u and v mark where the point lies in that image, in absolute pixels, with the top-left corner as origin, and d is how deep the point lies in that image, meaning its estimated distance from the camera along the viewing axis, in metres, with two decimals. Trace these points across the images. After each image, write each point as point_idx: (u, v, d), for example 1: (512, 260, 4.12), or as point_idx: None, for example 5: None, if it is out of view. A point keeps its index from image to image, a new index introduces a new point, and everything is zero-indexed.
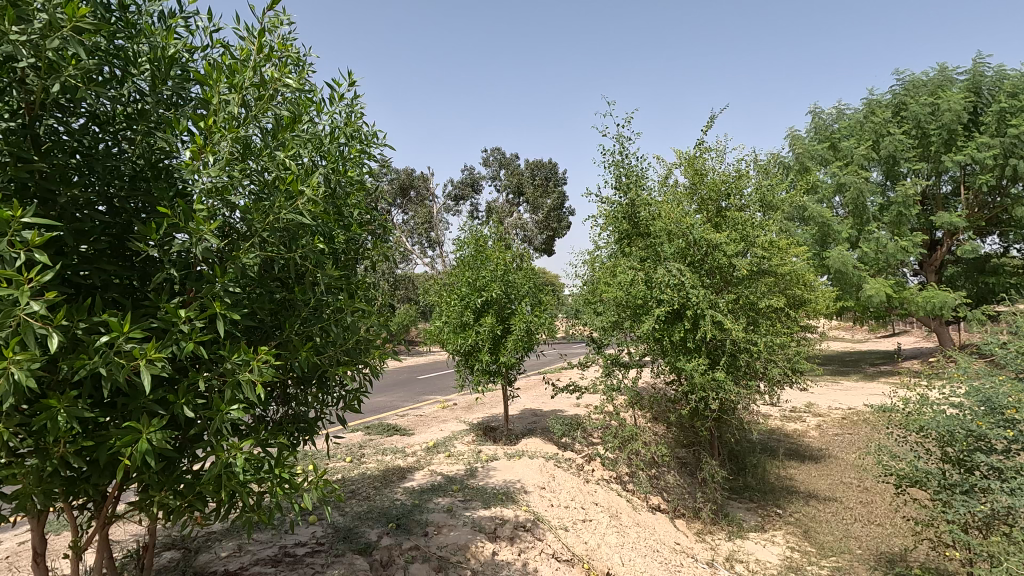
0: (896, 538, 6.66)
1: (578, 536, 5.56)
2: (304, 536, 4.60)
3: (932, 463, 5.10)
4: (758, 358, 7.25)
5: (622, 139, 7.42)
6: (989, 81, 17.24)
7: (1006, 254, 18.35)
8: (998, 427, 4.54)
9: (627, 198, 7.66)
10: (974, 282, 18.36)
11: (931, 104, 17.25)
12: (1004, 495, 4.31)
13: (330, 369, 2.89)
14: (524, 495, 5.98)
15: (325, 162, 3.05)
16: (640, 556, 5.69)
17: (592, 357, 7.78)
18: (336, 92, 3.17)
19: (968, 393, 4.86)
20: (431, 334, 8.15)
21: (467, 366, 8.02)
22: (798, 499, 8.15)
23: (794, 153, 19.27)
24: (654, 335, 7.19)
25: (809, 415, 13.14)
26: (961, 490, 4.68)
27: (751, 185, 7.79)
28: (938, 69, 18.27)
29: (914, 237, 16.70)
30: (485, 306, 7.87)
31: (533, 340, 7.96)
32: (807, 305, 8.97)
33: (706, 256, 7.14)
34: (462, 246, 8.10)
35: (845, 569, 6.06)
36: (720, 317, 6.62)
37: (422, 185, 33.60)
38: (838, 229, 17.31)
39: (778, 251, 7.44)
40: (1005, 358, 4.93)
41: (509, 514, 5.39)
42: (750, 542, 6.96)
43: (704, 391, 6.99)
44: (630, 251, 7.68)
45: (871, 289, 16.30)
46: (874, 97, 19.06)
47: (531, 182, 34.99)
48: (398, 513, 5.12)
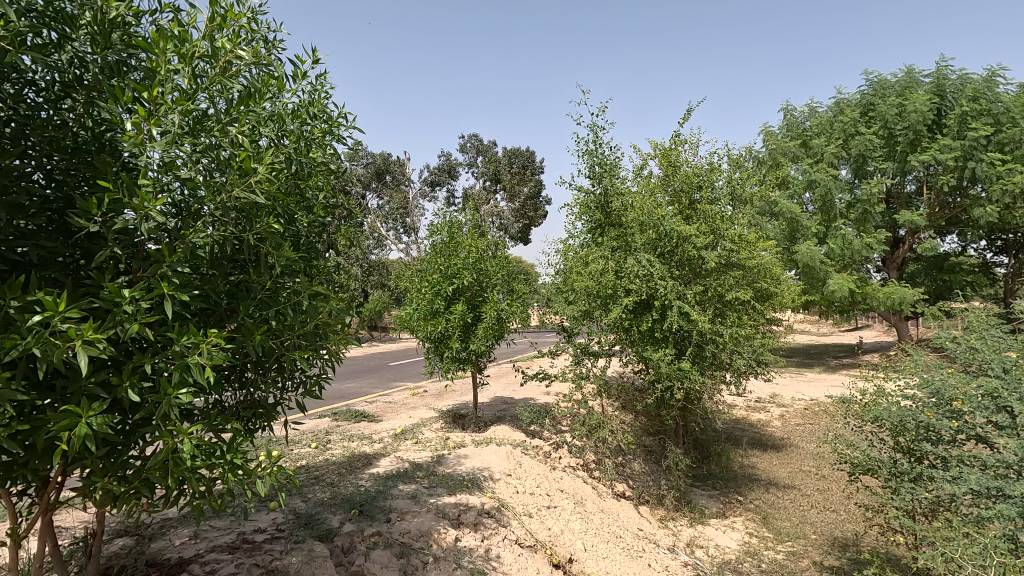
0: (849, 524, 6.88)
1: (542, 523, 5.60)
2: (264, 522, 4.55)
3: (884, 452, 5.27)
4: (723, 350, 7.37)
5: (596, 128, 7.39)
6: (954, 84, 17.74)
7: (964, 252, 19.01)
8: (945, 418, 4.67)
9: (601, 188, 7.67)
10: (932, 279, 18.99)
11: (899, 105, 17.71)
12: (946, 483, 4.43)
13: (287, 354, 2.81)
14: (489, 482, 5.99)
15: (285, 141, 2.94)
16: (602, 542, 5.78)
17: (563, 345, 7.84)
18: (300, 69, 3.07)
19: (920, 385, 4.99)
20: (402, 321, 8.07)
21: (437, 353, 7.95)
22: (758, 487, 8.37)
23: (767, 148, 19.59)
24: (622, 325, 7.25)
25: (773, 405, 13.50)
26: (908, 477, 4.84)
27: (722, 178, 7.88)
28: (905, 71, 18.74)
29: (878, 234, 17.17)
30: (456, 293, 7.82)
31: (503, 329, 7.94)
32: (773, 299, 9.15)
33: (676, 247, 7.21)
34: (434, 232, 8.03)
35: (800, 553, 6.27)
36: (687, 309, 6.70)
37: (398, 169, 33.29)
38: (807, 224, 17.81)
39: (746, 244, 7.57)
40: (954, 352, 5.04)
41: (473, 500, 5.39)
42: (711, 529, 7.12)
43: (670, 380, 7.09)
44: (602, 241, 7.70)
45: (836, 283, 16.78)
46: (844, 96, 19.47)
47: (508, 170, 34.84)
48: (362, 500, 5.09)
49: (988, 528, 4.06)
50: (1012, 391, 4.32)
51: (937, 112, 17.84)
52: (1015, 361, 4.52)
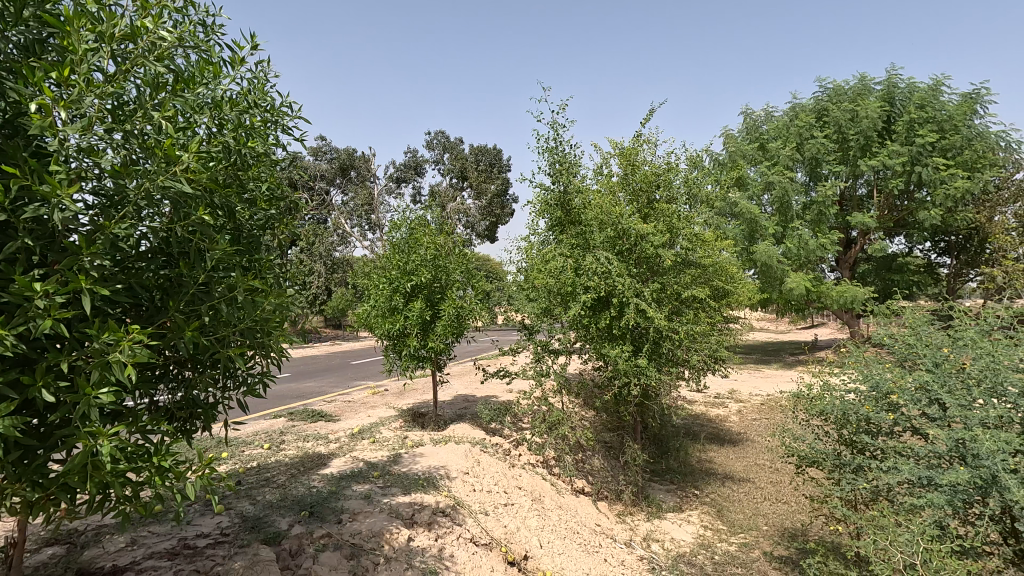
0: (799, 514, 7.09)
1: (498, 521, 5.59)
2: (208, 526, 4.38)
3: (829, 445, 5.45)
4: (680, 347, 7.50)
5: (556, 126, 7.41)
6: (902, 92, 18.50)
7: (911, 253, 19.88)
8: (883, 411, 4.89)
9: (561, 186, 7.70)
10: (881, 278, 19.80)
11: (852, 111, 18.36)
12: (882, 473, 4.61)
13: (222, 352, 2.70)
14: (446, 480, 5.94)
15: (221, 130, 2.83)
16: (558, 538, 5.80)
17: (523, 343, 7.83)
18: (238, 55, 2.96)
19: (861, 379, 5.15)
20: (359, 319, 7.92)
21: (396, 350, 7.84)
22: (714, 481, 8.56)
23: (727, 150, 20.07)
24: (581, 322, 7.30)
25: (731, 401, 13.85)
26: (850, 469, 5.02)
27: (680, 178, 8.00)
28: (858, 78, 19.46)
29: (832, 235, 17.79)
30: (415, 290, 7.72)
31: (463, 326, 7.88)
32: (730, 297, 9.36)
33: (634, 245, 7.30)
34: (393, 228, 7.90)
35: (752, 544, 6.43)
36: (643, 306, 6.79)
37: (364, 165, 32.78)
38: (765, 225, 18.32)
39: (703, 243, 7.72)
40: (892, 348, 5.25)
41: (428, 499, 5.33)
42: (667, 522, 7.24)
43: (627, 377, 7.17)
44: (562, 239, 7.72)
45: (792, 282, 17.32)
46: (800, 101, 20.08)
47: (475, 167, 34.69)
48: (312, 501, 4.97)
49: (921, 516, 4.24)
50: (942, 384, 4.53)
51: (886, 118, 18.58)
52: (946, 356, 4.73)
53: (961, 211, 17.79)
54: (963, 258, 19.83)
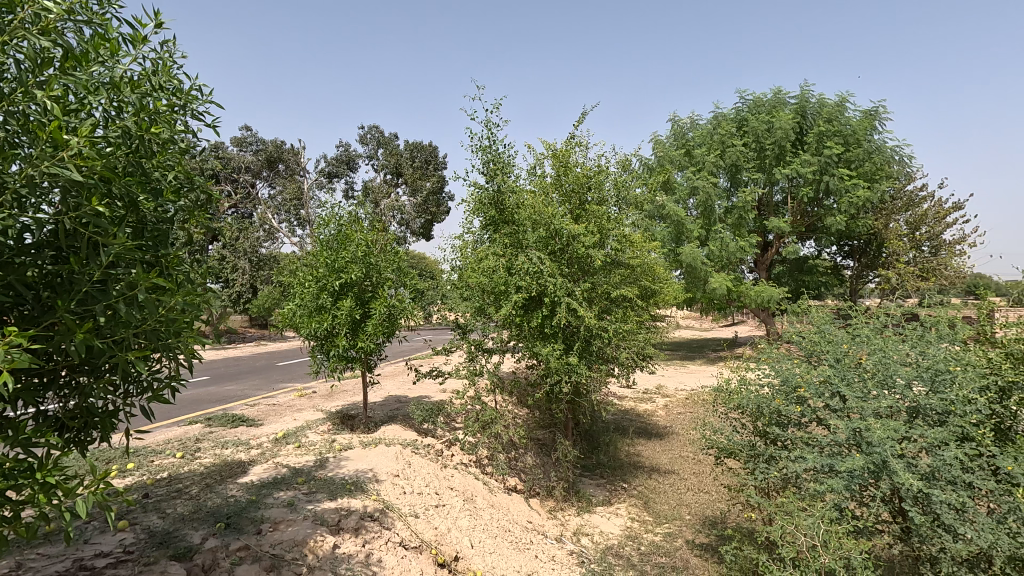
0: (719, 503, 7.48)
1: (428, 522, 5.51)
2: (109, 544, 4.03)
3: (745, 436, 5.78)
4: (609, 344, 7.71)
5: (489, 125, 7.41)
6: (813, 106, 19.93)
7: (819, 256, 21.46)
8: (792, 404, 5.17)
9: (494, 185, 7.70)
10: (794, 279, 21.26)
11: (768, 122, 19.59)
12: (791, 462, 4.94)
13: (121, 355, 2.48)
14: (374, 484, 5.79)
15: (120, 114, 2.60)
16: (490, 537, 5.80)
17: (457, 342, 7.77)
18: (139, 33, 2.73)
19: (773, 374, 5.48)
20: (284, 319, 7.57)
21: (323, 351, 7.55)
22: (641, 474, 8.86)
23: (656, 155, 20.86)
24: (514, 321, 7.33)
25: (658, 396, 14.41)
26: (762, 458, 5.34)
27: (610, 180, 8.22)
28: (774, 91, 20.77)
29: (750, 238, 18.90)
30: (344, 289, 7.47)
31: (395, 326, 7.71)
32: (657, 296, 9.72)
33: (566, 246, 7.42)
34: (321, 224, 7.61)
35: (675, 533, 6.71)
36: (574, 305, 6.92)
37: (292, 158, 31.45)
38: (690, 227, 19.20)
39: (632, 244, 7.96)
40: (800, 344, 5.64)
41: (355, 504, 5.18)
42: (596, 516, 7.42)
43: (559, 375, 7.28)
44: (495, 238, 7.73)
45: (715, 282, 18.25)
46: (722, 111, 21.18)
47: (410, 164, 34.12)
48: (229, 511, 4.69)
49: (823, 500, 4.57)
50: (842, 378, 4.93)
51: (799, 130, 19.94)
52: (846, 351, 5.14)
53: (862, 218, 19.40)
54: (864, 261, 21.44)
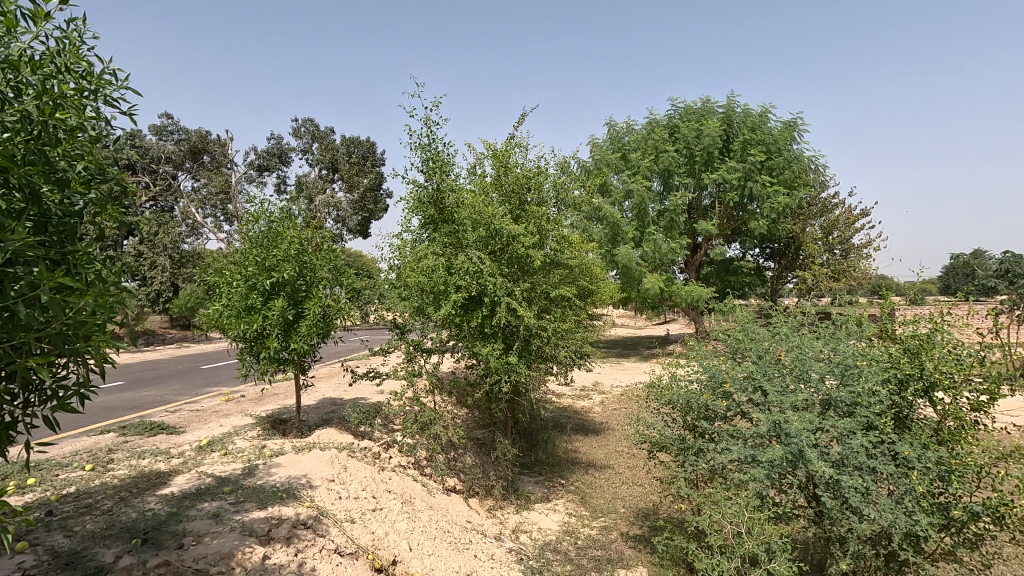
0: (651, 495, 7.77)
1: (365, 527, 5.39)
2: (4, 569, 3.67)
3: (675, 430, 6.03)
4: (548, 343, 7.82)
5: (429, 123, 7.34)
6: (739, 116, 21.04)
7: (743, 258, 22.72)
8: (719, 399, 5.45)
9: (433, 184, 7.63)
10: (721, 280, 22.39)
11: (697, 130, 20.53)
12: (717, 454, 5.21)
13: (19, 362, 2.26)
14: (308, 490, 5.59)
15: (20, 97, 2.38)
16: (429, 539, 5.74)
17: (395, 343, 7.63)
18: (43, 9, 2.51)
19: (701, 370, 5.75)
20: (209, 320, 7.16)
21: (252, 353, 7.21)
22: (578, 470, 9.06)
23: (593, 158, 21.35)
24: (453, 321, 7.29)
25: (595, 393, 14.77)
26: (691, 451, 5.60)
27: (549, 181, 8.34)
28: (703, 100, 21.78)
29: (681, 240, 19.74)
30: (275, 288, 7.16)
31: (330, 326, 7.48)
32: (594, 296, 9.95)
33: (506, 246, 7.46)
34: (250, 220, 7.26)
35: (610, 526, 6.92)
36: (514, 304, 6.97)
37: (219, 150, 29.80)
38: (625, 229, 19.82)
39: (570, 245, 8.11)
40: (725, 341, 5.95)
41: (287, 512, 4.98)
42: (535, 513, 7.52)
43: (498, 374, 7.31)
44: (435, 237, 7.65)
45: (649, 282, 18.93)
46: (656, 117, 21.98)
47: (347, 159, 33.18)
48: (147, 526, 4.39)
49: (746, 489, 4.85)
50: (763, 373, 5.25)
51: (725, 138, 21.01)
52: (767, 348, 5.47)
53: (782, 222, 20.71)
54: (783, 263, 22.94)
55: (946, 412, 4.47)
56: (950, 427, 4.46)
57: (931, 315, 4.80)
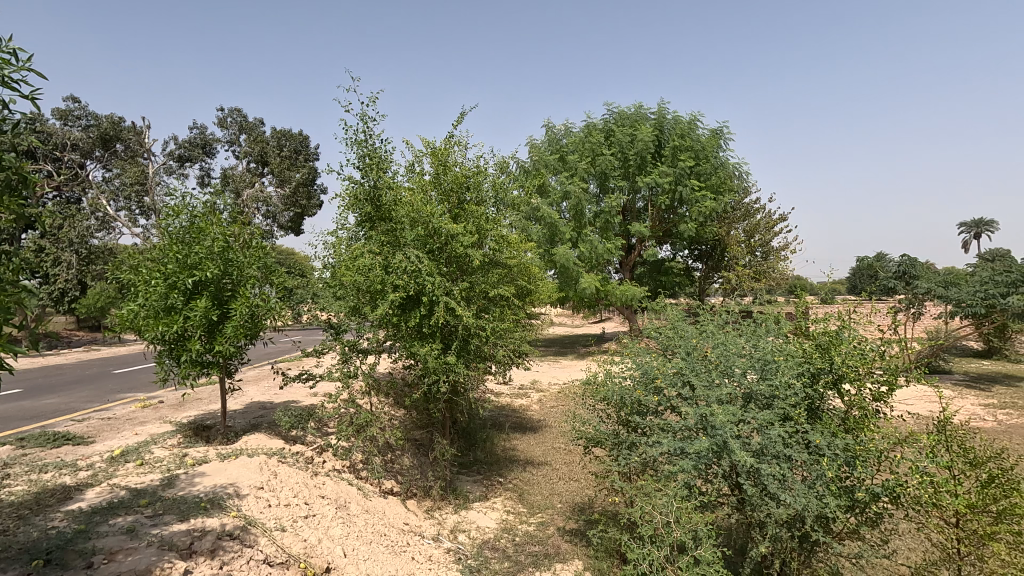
0: (587, 489, 7.96)
1: (296, 535, 5.19)
2: None
3: (609, 426, 6.21)
4: (486, 343, 7.84)
5: (365, 118, 7.17)
6: (669, 122, 21.92)
7: (674, 258, 23.70)
8: (650, 395, 5.65)
9: (370, 181, 7.47)
10: (653, 279, 23.25)
11: (631, 135, 21.21)
12: (649, 447, 5.41)
13: None
14: (234, 499, 5.32)
15: None
16: (364, 544, 5.62)
17: (329, 344, 7.40)
18: None
19: (634, 368, 5.95)
20: (122, 321, 6.65)
21: (172, 356, 6.77)
22: (516, 467, 9.14)
23: (531, 159, 21.57)
24: (391, 321, 7.16)
25: (533, 391, 14.95)
26: (625, 446, 5.78)
27: (488, 181, 8.36)
28: (637, 106, 22.51)
29: (616, 241, 20.33)
30: (198, 287, 6.76)
31: (259, 327, 7.14)
32: (533, 295, 10.07)
33: (445, 245, 7.42)
34: (169, 215, 6.81)
35: (547, 522, 7.03)
36: (452, 304, 6.94)
37: (134, 138, 27.72)
38: (563, 229, 20.18)
39: (509, 244, 8.17)
40: (657, 339, 6.19)
41: (211, 523, 4.73)
42: (473, 512, 7.52)
43: (436, 374, 7.25)
44: (371, 235, 7.49)
45: (585, 282, 19.37)
46: (592, 121, 22.51)
47: (277, 152, 31.79)
48: (50, 545, 4.03)
49: (675, 480, 5.07)
50: (691, 369, 5.51)
51: (658, 143, 21.83)
52: (695, 345, 5.75)
53: (709, 225, 21.77)
54: (710, 264, 24.14)
55: (851, 402, 4.89)
56: (855, 416, 4.88)
57: (838, 314, 5.22)
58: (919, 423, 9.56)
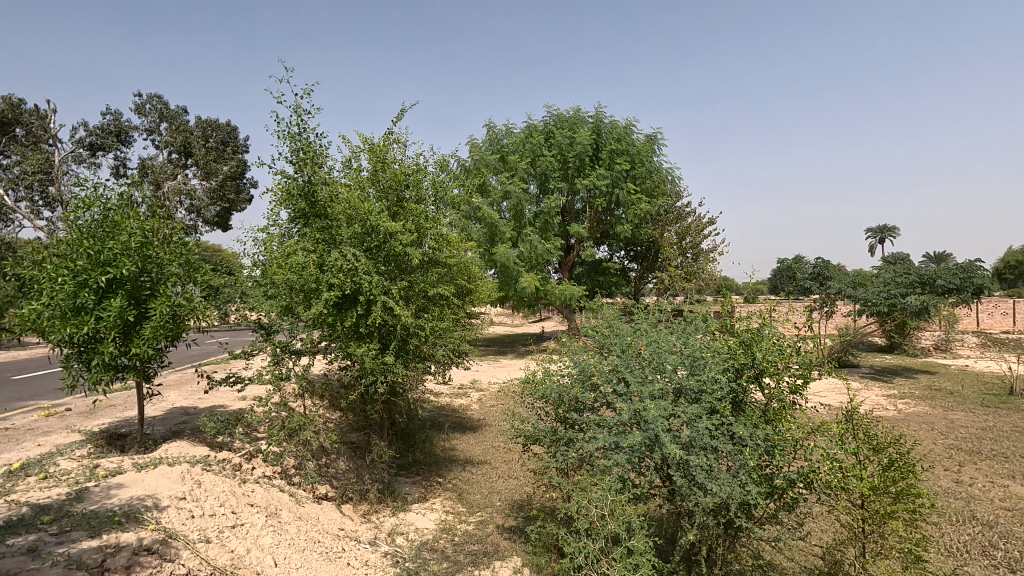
0: (525, 486, 8.05)
1: (223, 546, 4.94)
2: None
3: (547, 423, 6.31)
4: (425, 342, 7.76)
5: (299, 110, 6.92)
6: (607, 126, 22.50)
7: (611, 259, 24.36)
8: (587, 392, 5.79)
9: (304, 176, 7.21)
10: (591, 279, 23.78)
11: (570, 137, 21.61)
12: (586, 443, 5.54)
13: None
14: (153, 511, 4.99)
15: None
16: (297, 551, 5.42)
17: (259, 345, 7.09)
18: None
19: (572, 366, 6.07)
20: (22, 322, 6.08)
21: (82, 360, 6.26)
22: (456, 467, 9.11)
23: (472, 158, 21.52)
24: (326, 321, 6.94)
25: (473, 391, 14.93)
26: (562, 442, 5.89)
27: (428, 179, 8.28)
28: (576, 110, 22.96)
29: (555, 241, 20.65)
30: (111, 285, 6.28)
31: (182, 328, 6.73)
32: (473, 295, 10.05)
33: (383, 243, 7.28)
34: (79, 207, 6.28)
35: (487, 520, 7.05)
36: (390, 303, 6.82)
37: (36, 122, 25.36)
38: (503, 229, 20.28)
39: (449, 243, 8.12)
40: (593, 337, 6.34)
41: (127, 538, 4.41)
42: (411, 514, 7.42)
43: (374, 375, 7.11)
44: (305, 232, 7.24)
45: (525, 282, 19.55)
46: (532, 122, 22.75)
47: (202, 143, 30.01)
48: None
49: (610, 474, 5.22)
50: (626, 366, 5.69)
51: (595, 147, 22.35)
52: (629, 343, 5.95)
53: (644, 227, 22.52)
54: (645, 265, 25.00)
55: (771, 395, 5.23)
56: (774, 408, 5.23)
57: (760, 313, 5.57)
58: (830, 413, 10.31)
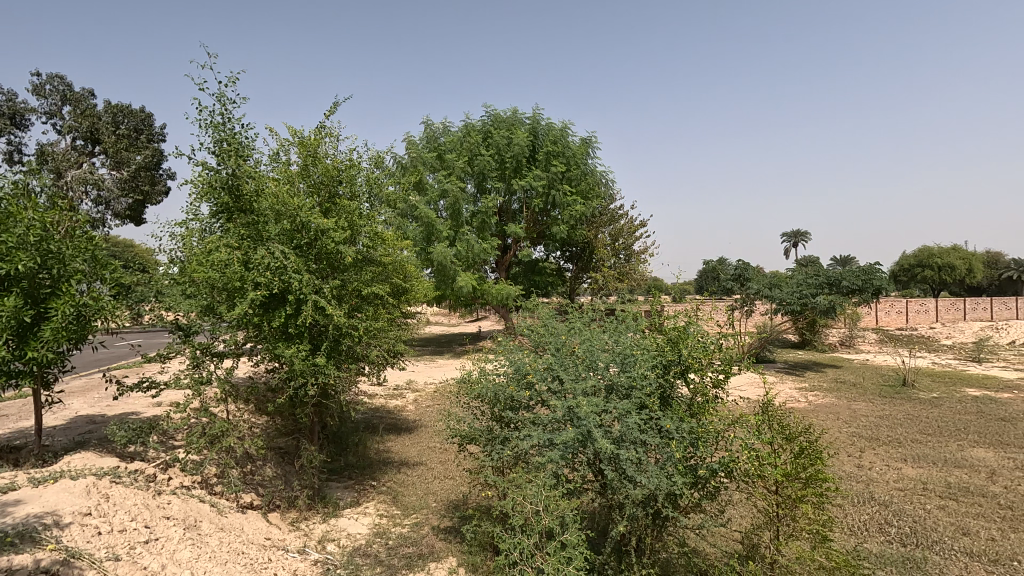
0: (461, 486, 8.03)
1: (134, 564, 4.60)
2: None
3: (483, 422, 6.33)
4: (359, 343, 7.56)
5: (223, 99, 6.56)
6: (543, 128, 22.79)
7: (547, 259, 24.72)
8: (522, 390, 5.85)
9: (228, 168, 6.84)
10: (528, 279, 24.03)
11: (508, 138, 21.73)
12: (521, 441, 5.60)
13: None
14: (53, 530, 4.58)
15: None
16: (218, 565, 5.14)
17: (177, 347, 6.65)
18: None
19: (507, 365, 6.12)
20: None
21: None
22: (390, 470, 8.94)
23: (408, 155, 21.18)
24: (251, 321, 6.62)
25: (409, 391, 14.71)
26: (498, 440, 5.93)
27: (362, 175, 8.07)
28: (513, 110, 23.10)
29: (492, 241, 20.72)
30: (3, 282, 5.69)
31: (87, 330, 6.20)
32: (408, 294, 9.90)
33: (314, 240, 7.03)
34: None
35: (422, 522, 6.97)
36: (321, 302, 6.59)
37: None
38: (440, 228, 20.11)
39: (383, 241, 7.95)
40: (528, 336, 6.42)
41: (20, 561, 4.02)
42: (343, 519, 7.22)
43: (304, 377, 6.85)
44: (229, 227, 6.87)
45: (462, 281, 19.48)
46: (470, 122, 22.68)
47: (112, 130, 27.74)
48: None
49: (545, 470, 5.31)
50: (560, 365, 5.81)
51: (532, 148, 22.59)
52: (563, 341, 6.06)
53: (579, 228, 23.01)
54: (580, 265, 25.55)
55: (695, 390, 5.51)
56: (699, 402, 5.51)
57: (686, 312, 5.83)
58: (750, 406, 10.96)
